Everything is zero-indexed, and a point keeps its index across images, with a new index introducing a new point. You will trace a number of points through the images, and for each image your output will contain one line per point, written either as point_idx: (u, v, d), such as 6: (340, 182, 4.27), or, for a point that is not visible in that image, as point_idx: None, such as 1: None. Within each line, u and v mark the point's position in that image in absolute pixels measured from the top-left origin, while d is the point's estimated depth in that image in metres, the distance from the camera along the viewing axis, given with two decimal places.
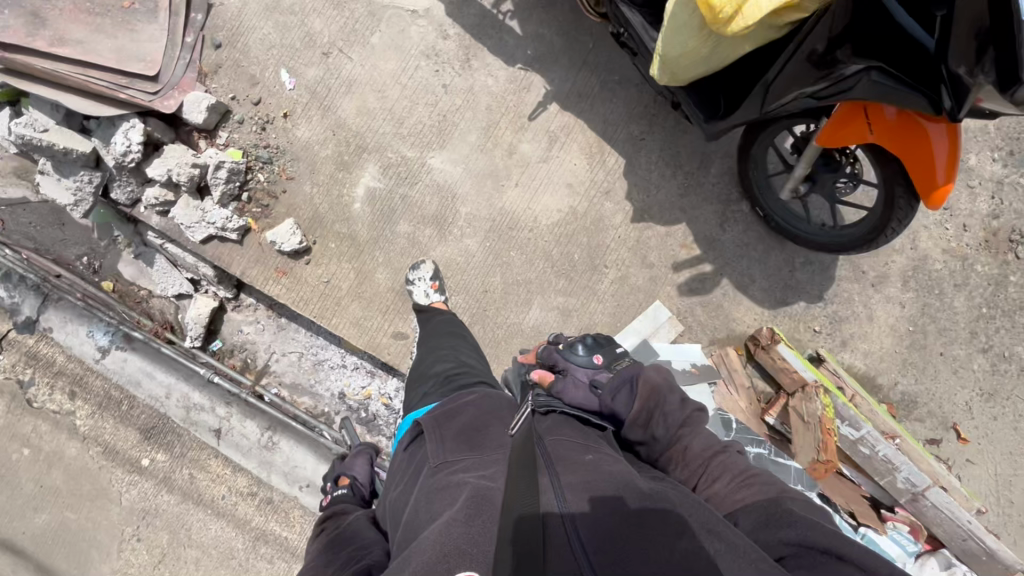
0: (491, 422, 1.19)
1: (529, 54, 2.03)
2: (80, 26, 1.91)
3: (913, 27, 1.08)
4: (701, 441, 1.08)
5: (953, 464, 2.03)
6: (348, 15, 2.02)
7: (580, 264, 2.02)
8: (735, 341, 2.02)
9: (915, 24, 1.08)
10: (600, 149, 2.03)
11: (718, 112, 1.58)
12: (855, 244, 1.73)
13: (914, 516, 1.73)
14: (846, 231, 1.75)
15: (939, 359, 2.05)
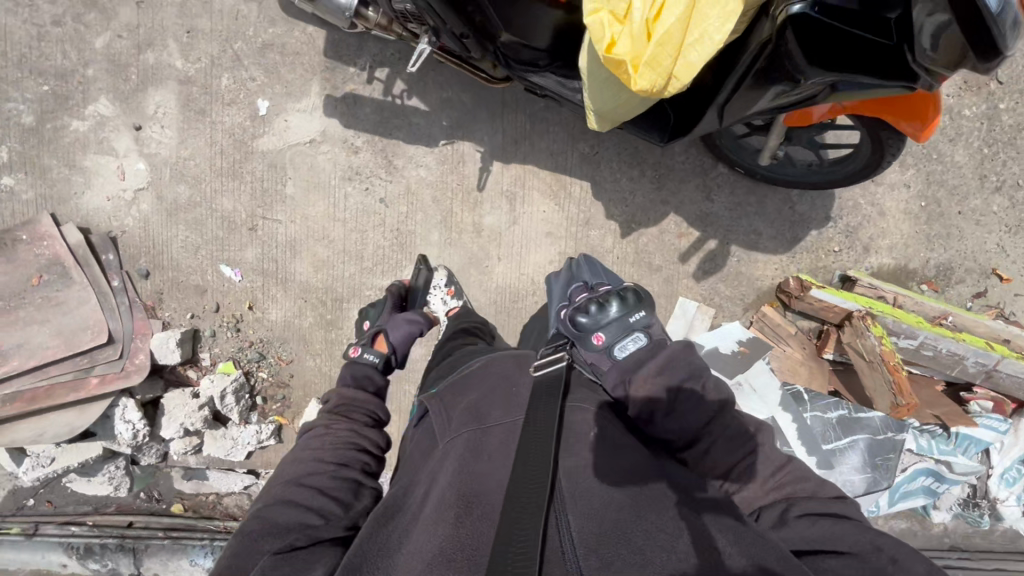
0: (503, 388, 1.09)
1: (445, 125, 1.87)
2: (10, 329, 1.79)
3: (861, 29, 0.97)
4: (724, 438, 0.98)
5: (1004, 306, 2.08)
6: (251, 178, 1.85)
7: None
8: (766, 297, 2.01)
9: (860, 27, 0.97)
10: (560, 183, 1.92)
11: (670, 129, 1.44)
12: (856, 176, 1.62)
13: (994, 389, 1.81)
14: (839, 167, 1.64)
15: (959, 218, 2.03)
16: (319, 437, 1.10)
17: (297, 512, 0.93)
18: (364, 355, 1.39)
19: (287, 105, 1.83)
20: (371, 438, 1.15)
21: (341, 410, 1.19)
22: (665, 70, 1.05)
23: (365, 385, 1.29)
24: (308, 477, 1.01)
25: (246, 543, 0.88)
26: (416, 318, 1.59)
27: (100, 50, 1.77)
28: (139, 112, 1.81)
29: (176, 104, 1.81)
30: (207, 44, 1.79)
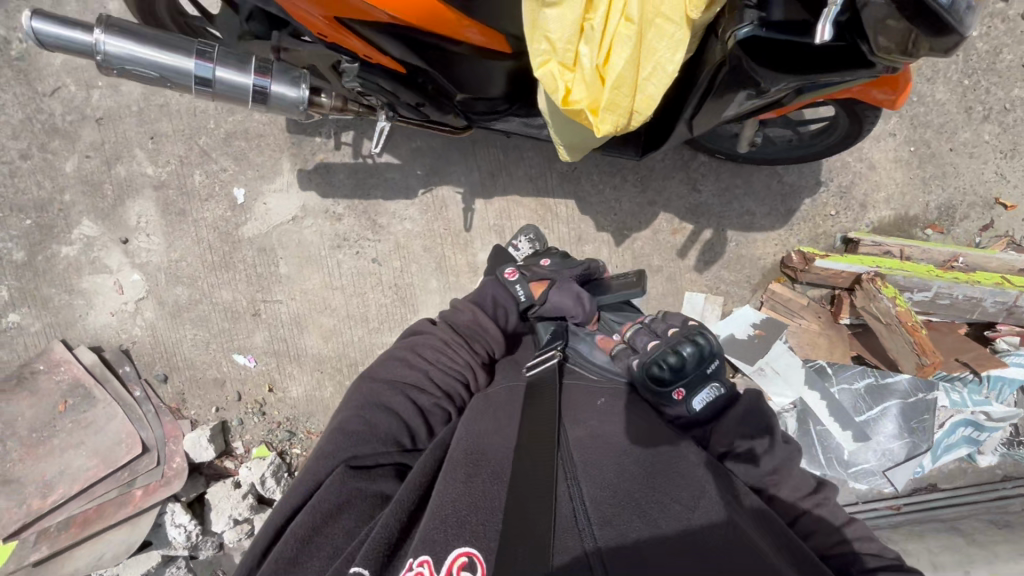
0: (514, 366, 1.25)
1: (421, 173, 1.87)
2: (49, 457, 1.84)
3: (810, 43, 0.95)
4: (789, 488, 1.00)
5: (1015, 233, 2.04)
6: (244, 266, 1.87)
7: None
8: (772, 275, 1.99)
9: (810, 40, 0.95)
10: (545, 207, 1.92)
11: (644, 142, 1.44)
12: (840, 142, 1.55)
13: (1018, 324, 1.79)
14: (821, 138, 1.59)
15: (952, 155, 1.99)
16: (437, 354, 1.21)
17: (390, 426, 1.07)
18: (516, 289, 1.41)
19: (263, 188, 1.85)
20: (481, 375, 1.24)
21: (467, 333, 1.28)
22: (627, 108, 1.05)
23: (501, 316, 1.37)
24: (413, 391, 1.14)
25: (339, 446, 1.03)
26: (587, 300, 1.41)
27: (72, 173, 1.80)
28: (123, 225, 1.83)
29: (156, 210, 1.83)
30: (173, 145, 1.81)
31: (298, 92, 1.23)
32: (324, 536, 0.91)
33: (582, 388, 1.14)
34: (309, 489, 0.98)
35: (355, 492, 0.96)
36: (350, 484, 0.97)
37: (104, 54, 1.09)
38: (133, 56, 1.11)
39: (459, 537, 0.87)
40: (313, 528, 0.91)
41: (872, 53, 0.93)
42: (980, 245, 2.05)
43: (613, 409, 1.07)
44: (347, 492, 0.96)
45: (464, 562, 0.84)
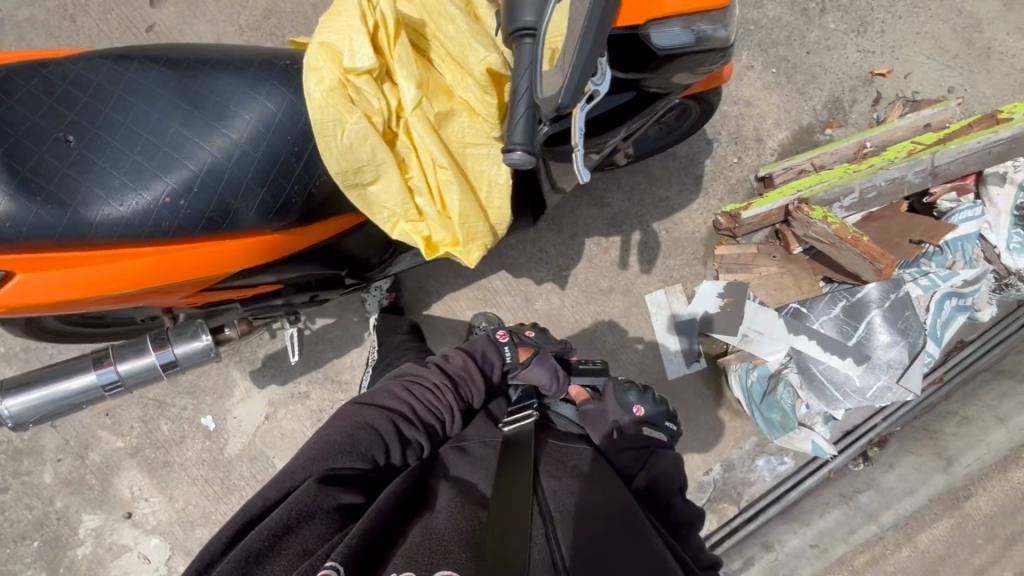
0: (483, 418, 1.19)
1: (358, 318, 1.90)
2: None
3: (606, 106, 1.01)
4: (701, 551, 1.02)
5: (905, 91, 2.05)
6: (244, 482, 1.88)
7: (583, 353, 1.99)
8: (712, 242, 2.01)
9: (604, 104, 1.01)
10: (480, 290, 1.98)
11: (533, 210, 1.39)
12: (703, 110, 1.49)
13: (948, 181, 1.80)
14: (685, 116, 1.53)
15: (812, 56, 2.03)
16: (423, 390, 1.12)
17: (374, 445, 0.99)
18: (504, 350, 1.30)
19: (227, 404, 1.88)
20: (459, 419, 1.14)
21: (456, 374, 1.19)
22: (464, 236, 1.05)
23: (484, 368, 1.25)
24: (403, 422, 1.05)
25: (314, 455, 0.93)
26: (565, 376, 1.31)
27: (54, 482, 1.83)
28: (121, 502, 1.85)
29: (142, 474, 1.86)
30: (130, 410, 1.85)
31: (202, 341, 1.24)
32: (295, 539, 0.81)
33: (554, 446, 1.09)
34: (286, 490, 0.88)
35: (328, 509, 0.86)
36: (326, 494, 0.87)
37: (8, 411, 1.16)
38: (34, 399, 1.17)
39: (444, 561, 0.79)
40: (285, 527, 0.81)
41: (662, 88, 1.01)
42: (880, 119, 2.05)
43: (591, 468, 1.03)
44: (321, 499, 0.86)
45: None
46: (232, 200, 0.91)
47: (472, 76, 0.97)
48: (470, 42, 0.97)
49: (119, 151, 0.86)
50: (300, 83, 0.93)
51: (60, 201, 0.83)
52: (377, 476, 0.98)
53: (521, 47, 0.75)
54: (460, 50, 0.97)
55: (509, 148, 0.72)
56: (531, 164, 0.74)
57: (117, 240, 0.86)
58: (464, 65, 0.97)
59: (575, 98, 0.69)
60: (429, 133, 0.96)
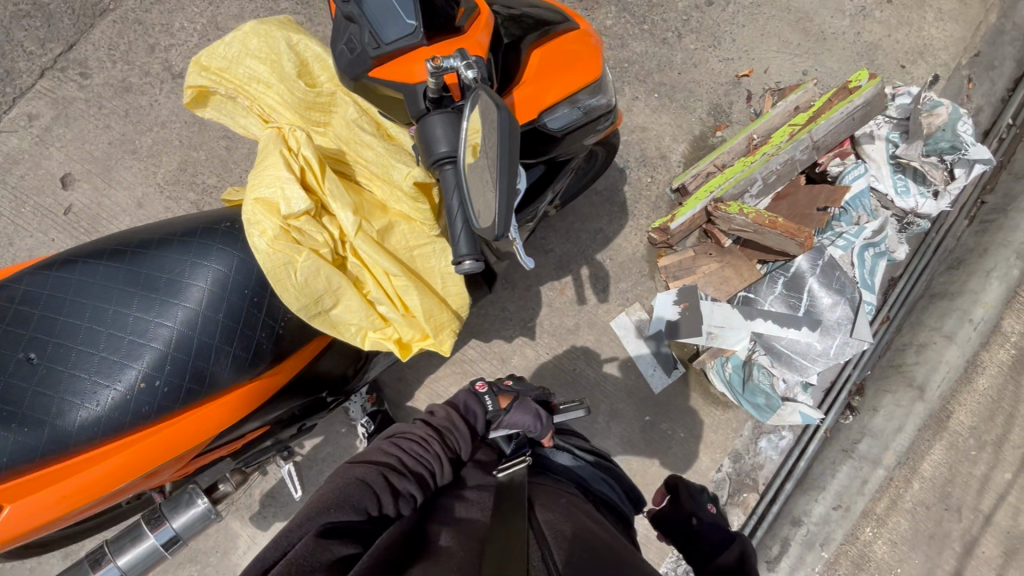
0: (477, 467, 1.16)
1: (346, 428, 1.89)
2: None
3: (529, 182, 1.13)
4: None
5: (768, 84, 2.32)
6: None
7: (572, 393, 2.05)
8: (653, 255, 2.15)
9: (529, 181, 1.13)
10: (457, 364, 2.02)
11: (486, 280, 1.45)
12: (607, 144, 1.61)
13: (829, 151, 2.04)
14: (595, 157, 1.65)
15: (684, 75, 2.27)
16: (410, 443, 1.09)
17: (367, 498, 0.96)
18: (484, 399, 1.24)
19: (234, 558, 1.79)
20: (449, 468, 1.09)
21: (442, 426, 1.15)
22: (432, 328, 1.11)
23: (468, 420, 1.20)
24: (393, 475, 1.02)
25: (307, 514, 0.91)
26: (549, 416, 1.21)
27: None
28: None
29: None
30: None
31: (199, 505, 1.21)
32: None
33: (549, 487, 1.09)
34: (285, 548, 0.85)
35: (326, 562, 0.83)
36: (323, 547, 0.84)
37: None
38: None
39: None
40: None
41: (572, 153, 1.15)
42: (758, 111, 2.30)
43: (579, 506, 1.04)
44: (317, 554, 0.83)
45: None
46: (205, 366, 0.93)
47: (400, 189, 1.06)
48: (392, 162, 1.07)
49: (83, 352, 0.88)
50: (243, 240, 0.99)
51: (36, 419, 0.84)
52: (376, 528, 0.95)
53: (443, 171, 0.80)
54: (384, 170, 1.07)
55: (458, 261, 0.78)
56: (482, 268, 0.79)
57: (101, 438, 0.87)
58: (391, 180, 1.07)
59: (508, 224, 0.71)
60: (374, 249, 1.04)
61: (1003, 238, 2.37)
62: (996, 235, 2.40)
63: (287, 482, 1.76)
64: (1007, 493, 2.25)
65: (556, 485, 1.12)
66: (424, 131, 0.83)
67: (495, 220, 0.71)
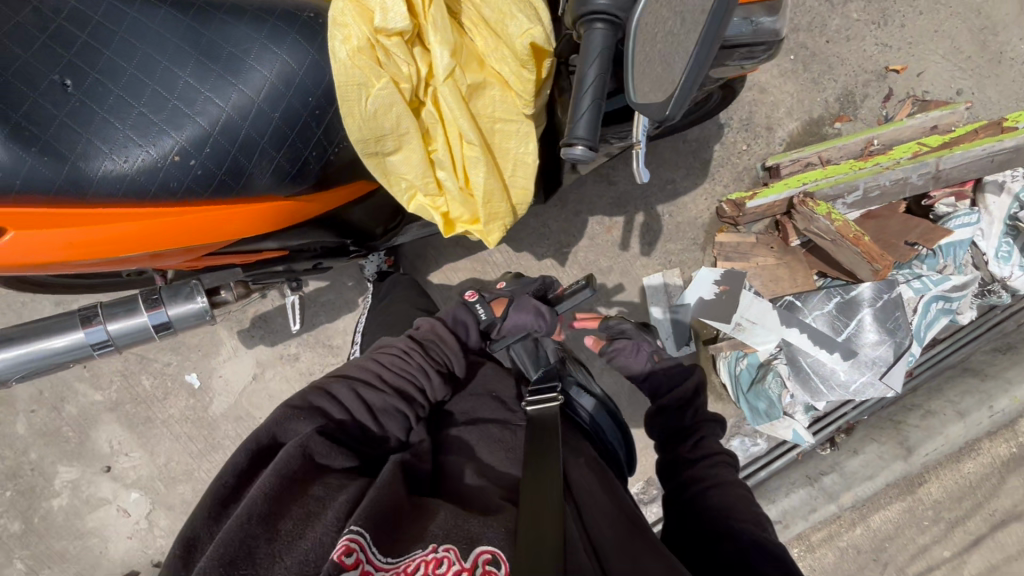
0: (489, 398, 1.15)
1: (353, 283, 1.86)
2: None
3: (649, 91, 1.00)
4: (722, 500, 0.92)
5: (915, 90, 2.03)
6: (230, 440, 1.85)
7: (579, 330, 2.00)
8: (714, 227, 2.00)
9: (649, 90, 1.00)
10: (479, 261, 1.95)
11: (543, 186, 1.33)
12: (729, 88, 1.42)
13: (947, 186, 1.83)
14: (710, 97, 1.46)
15: (831, 45, 1.99)
16: (391, 356, 1.05)
17: (342, 411, 0.92)
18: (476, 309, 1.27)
19: (214, 362, 1.82)
20: (436, 382, 1.07)
21: (427, 340, 1.13)
22: (491, 213, 1.03)
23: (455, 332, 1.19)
24: (367, 390, 0.96)
25: (285, 421, 0.85)
26: (549, 311, 1.32)
27: (27, 432, 1.76)
28: (100, 456, 1.80)
29: (124, 429, 1.80)
30: (109, 365, 1.77)
31: (197, 303, 1.18)
32: (295, 504, 0.73)
33: (570, 441, 1.02)
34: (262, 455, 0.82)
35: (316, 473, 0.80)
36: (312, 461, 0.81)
37: None
38: (22, 356, 1.08)
39: (483, 535, 0.71)
40: (278, 487, 0.74)
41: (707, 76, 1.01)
42: (889, 116, 2.04)
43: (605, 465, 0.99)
44: (310, 466, 0.80)
45: (488, 559, 0.67)
46: (246, 162, 0.84)
47: (512, 49, 0.90)
48: (510, 10, 0.88)
49: (122, 99, 0.78)
50: (323, 41, 0.86)
51: (58, 151, 0.75)
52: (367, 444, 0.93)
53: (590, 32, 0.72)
54: (498, 19, 0.89)
55: (569, 142, 0.66)
56: (590, 158, 0.68)
57: (121, 198, 0.79)
58: (503, 36, 0.90)
59: (681, 110, 0.65)
60: (462, 111, 0.91)
61: None
62: None
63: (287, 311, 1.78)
64: (937, 568, 2.29)
65: (576, 437, 1.06)
66: None
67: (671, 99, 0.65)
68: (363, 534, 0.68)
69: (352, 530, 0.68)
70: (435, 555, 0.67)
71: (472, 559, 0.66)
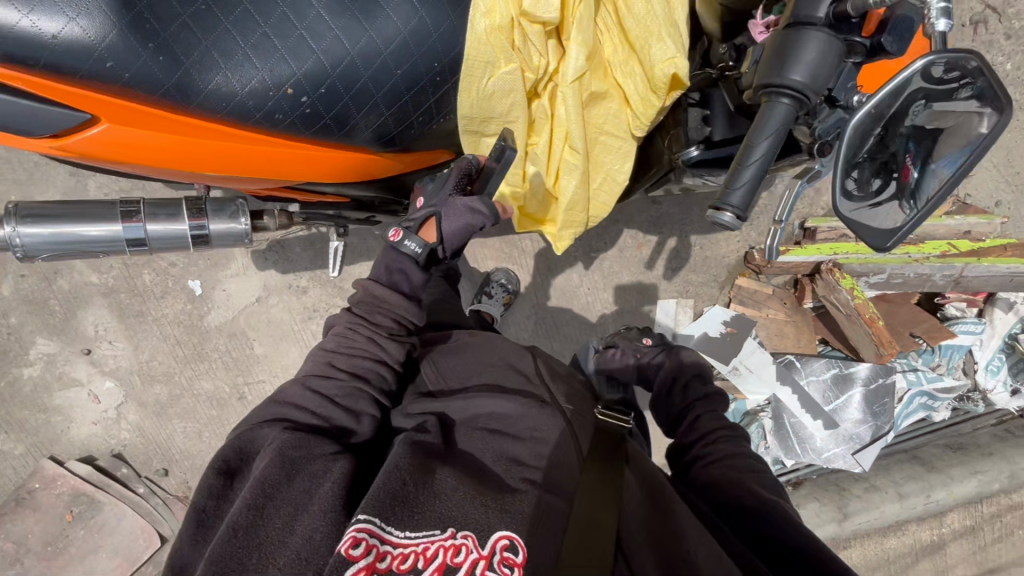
0: (510, 363, 1.00)
1: (378, 232, 1.82)
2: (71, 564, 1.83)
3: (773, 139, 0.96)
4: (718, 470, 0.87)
5: (961, 190, 2.07)
6: (218, 354, 1.82)
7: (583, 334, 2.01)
8: (738, 270, 2.02)
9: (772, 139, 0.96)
10: (507, 242, 1.92)
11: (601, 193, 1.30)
12: None
13: (964, 292, 1.89)
14: None
15: None
16: (336, 337, 0.94)
17: (302, 408, 0.84)
18: (406, 246, 0.99)
19: (219, 274, 1.77)
20: (398, 348, 0.96)
21: (373, 304, 0.97)
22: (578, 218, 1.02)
23: (406, 279, 1.00)
24: (317, 379, 0.88)
25: (240, 440, 0.79)
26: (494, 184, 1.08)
27: (10, 295, 1.69)
28: (82, 337, 1.75)
29: (113, 317, 1.75)
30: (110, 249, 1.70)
31: (239, 225, 1.14)
32: (278, 513, 0.68)
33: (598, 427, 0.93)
34: (234, 471, 0.77)
35: (314, 469, 0.74)
36: (298, 455, 0.75)
37: (18, 241, 1.00)
38: (50, 238, 1.01)
39: (501, 518, 0.69)
40: (263, 496, 0.69)
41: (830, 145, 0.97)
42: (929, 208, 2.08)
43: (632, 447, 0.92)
44: (287, 460, 0.73)
45: (505, 545, 0.66)
46: (354, 111, 0.80)
47: (649, 72, 0.86)
48: (658, 33, 0.84)
49: (248, 14, 0.71)
50: (463, 10, 0.80)
51: (173, 53, 0.68)
52: (349, 434, 0.85)
53: (774, 104, 0.57)
54: (644, 39, 0.85)
55: (719, 208, 0.58)
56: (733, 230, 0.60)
57: (222, 115, 0.74)
58: (644, 58, 0.86)
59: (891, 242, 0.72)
60: (578, 117, 0.89)
61: (1010, 453, 2.40)
62: (1008, 447, 2.42)
63: (329, 256, 1.78)
64: None
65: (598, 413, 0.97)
66: (794, 43, 0.56)
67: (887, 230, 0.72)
68: (372, 525, 0.64)
69: (360, 519, 0.64)
70: (453, 540, 0.65)
71: (491, 546, 0.66)
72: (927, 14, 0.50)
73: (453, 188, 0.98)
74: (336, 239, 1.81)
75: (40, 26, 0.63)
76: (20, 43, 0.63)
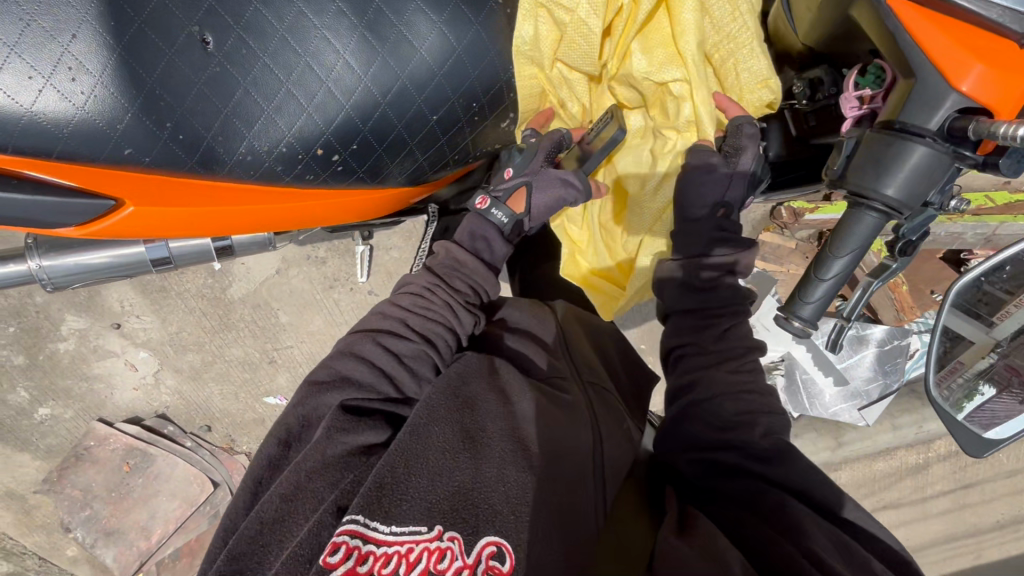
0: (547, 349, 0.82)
1: None
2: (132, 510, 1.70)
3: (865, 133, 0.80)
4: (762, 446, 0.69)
5: None
6: (246, 323, 1.64)
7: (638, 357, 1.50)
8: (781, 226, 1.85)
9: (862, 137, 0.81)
10: None
11: None
12: None
13: None
14: None
15: None
16: (411, 296, 0.77)
17: (366, 367, 0.69)
18: (491, 214, 0.85)
19: None
20: (470, 319, 0.78)
21: (446, 267, 0.81)
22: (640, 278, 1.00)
23: (477, 253, 0.84)
24: (388, 336, 0.71)
25: (305, 402, 0.67)
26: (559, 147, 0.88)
27: None
28: (110, 312, 1.56)
29: (136, 290, 1.56)
30: None
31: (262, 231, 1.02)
32: (304, 504, 0.55)
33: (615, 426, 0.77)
34: (286, 439, 0.64)
35: (350, 455, 0.59)
36: (337, 440, 0.60)
37: (45, 275, 0.98)
38: (72, 266, 0.98)
39: (498, 515, 0.54)
40: (297, 486, 0.56)
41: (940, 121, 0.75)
42: None
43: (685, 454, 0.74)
44: (332, 446, 0.59)
45: (492, 553, 0.52)
46: (388, 162, 0.74)
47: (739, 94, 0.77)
48: (733, 55, 0.74)
49: (268, 71, 0.63)
50: (488, 36, 0.71)
51: (194, 130, 0.62)
52: (410, 405, 0.70)
53: (860, 217, 0.53)
54: (720, 56, 0.75)
55: (792, 317, 0.57)
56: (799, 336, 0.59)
57: (254, 181, 0.68)
58: (731, 75, 0.76)
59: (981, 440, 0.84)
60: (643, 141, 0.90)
61: None
62: None
63: (356, 261, 1.58)
64: None
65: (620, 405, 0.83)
66: (891, 154, 0.50)
67: (990, 435, 0.85)
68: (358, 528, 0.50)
69: (352, 517, 0.51)
70: (438, 543, 0.51)
71: (476, 552, 0.51)
72: (1009, 136, 0.43)
73: (545, 159, 0.86)
74: (361, 243, 1.54)
75: (51, 118, 0.57)
76: (27, 136, 0.57)
